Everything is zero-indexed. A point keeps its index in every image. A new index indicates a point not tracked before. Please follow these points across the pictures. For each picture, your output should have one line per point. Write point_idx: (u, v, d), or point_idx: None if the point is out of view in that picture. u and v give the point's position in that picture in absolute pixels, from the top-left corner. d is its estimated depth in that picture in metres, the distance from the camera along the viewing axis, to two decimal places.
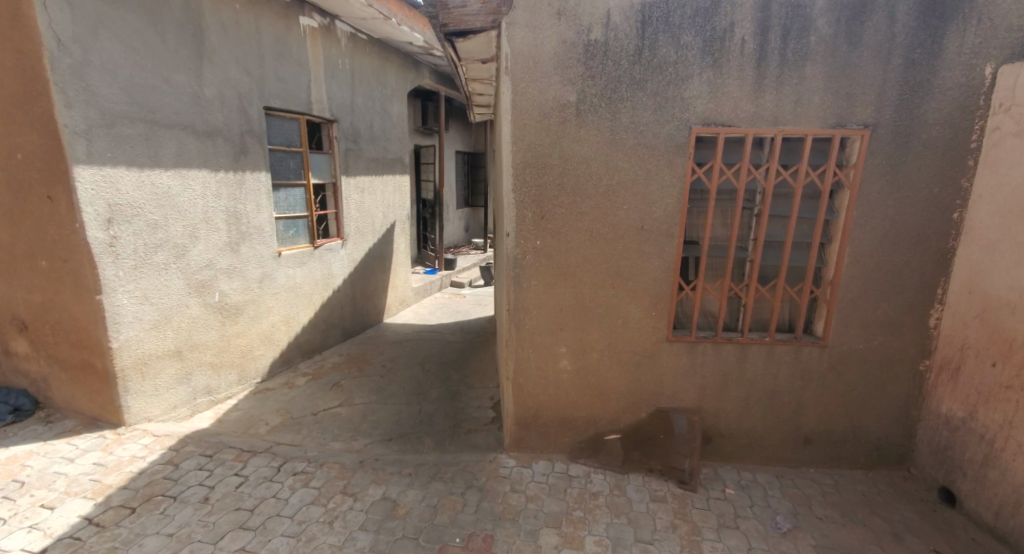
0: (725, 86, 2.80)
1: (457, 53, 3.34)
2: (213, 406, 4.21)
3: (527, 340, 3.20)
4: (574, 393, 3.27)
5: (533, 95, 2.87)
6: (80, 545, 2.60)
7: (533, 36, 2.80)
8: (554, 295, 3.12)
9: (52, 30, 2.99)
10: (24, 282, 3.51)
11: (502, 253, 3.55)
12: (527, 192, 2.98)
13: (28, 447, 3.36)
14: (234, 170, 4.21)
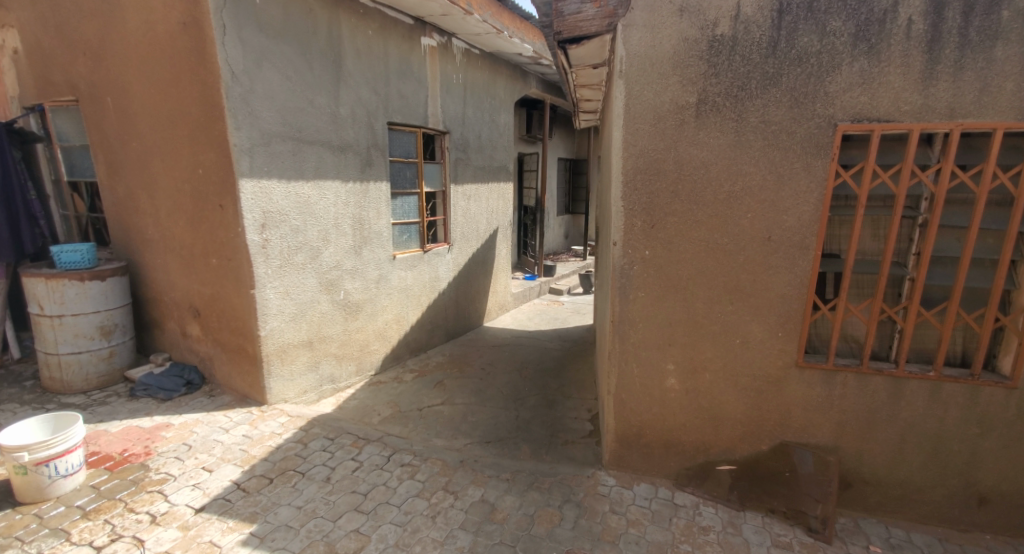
0: (885, 76, 2.50)
1: (569, 60, 3.34)
2: (335, 393, 4.62)
3: (631, 353, 3.09)
4: (681, 415, 3.09)
5: (649, 99, 2.78)
6: (230, 507, 2.97)
7: (650, 37, 2.71)
8: (663, 308, 2.98)
9: (228, 63, 3.51)
10: (198, 275, 4.14)
11: (607, 262, 3.46)
12: (638, 200, 2.89)
13: (197, 416, 3.93)
14: (362, 181, 4.61)
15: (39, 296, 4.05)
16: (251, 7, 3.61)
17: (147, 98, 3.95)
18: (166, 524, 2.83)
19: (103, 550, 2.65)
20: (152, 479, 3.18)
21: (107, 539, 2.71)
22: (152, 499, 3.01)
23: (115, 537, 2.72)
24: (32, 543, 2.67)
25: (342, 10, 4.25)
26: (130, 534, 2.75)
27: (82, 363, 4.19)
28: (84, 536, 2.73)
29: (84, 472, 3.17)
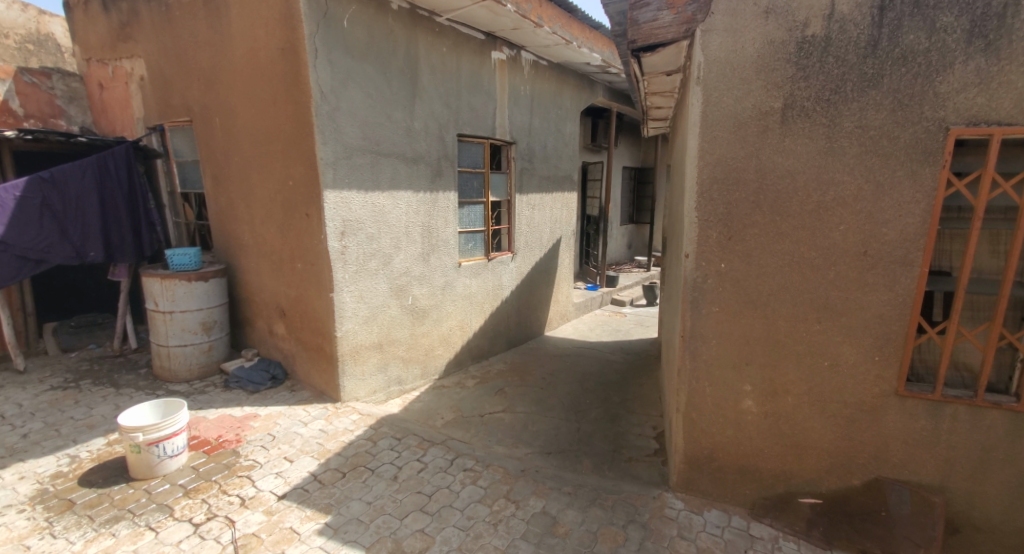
0: (1005, 75, 2.25)
1: (642, 68, 3.29)
2: (401, 394, 4.78)
3: (703, 371, 2.95)
4: (759, 440, 2.91)
5: (729, 105, 2.67)
6: (308, 496, 3.15)
7: (732, 41, 2.61)
8: (740, 325, 2.83)
9: (318, 83, 3.77)
10: (285, 278, 4.46)
11: (678, 274, 3.35)
12: (714, 211, 2.78)
13: (280, 409, 4.21)
14: (432, 191, 4.78)
15: (154, 294, 4.53)
16: (340, 30, 3.87)
17: (248, 116, 4.33)
18: (253, 507, 3.04)
19: (200, 527, 2.89)
20: (242, 464, 3.45)
21: (203, 517, 2.96)
22: (241, 484, 3.25)
23: (211, 516, 2.97)
24: (142, 515, 2.97)
25: (420, 29, 4.45)
26: (222, 514, 2.98)
27: (187, 354, 4.63)
28: (184, 513, 3.00)
29: (186, 454, 3.49)
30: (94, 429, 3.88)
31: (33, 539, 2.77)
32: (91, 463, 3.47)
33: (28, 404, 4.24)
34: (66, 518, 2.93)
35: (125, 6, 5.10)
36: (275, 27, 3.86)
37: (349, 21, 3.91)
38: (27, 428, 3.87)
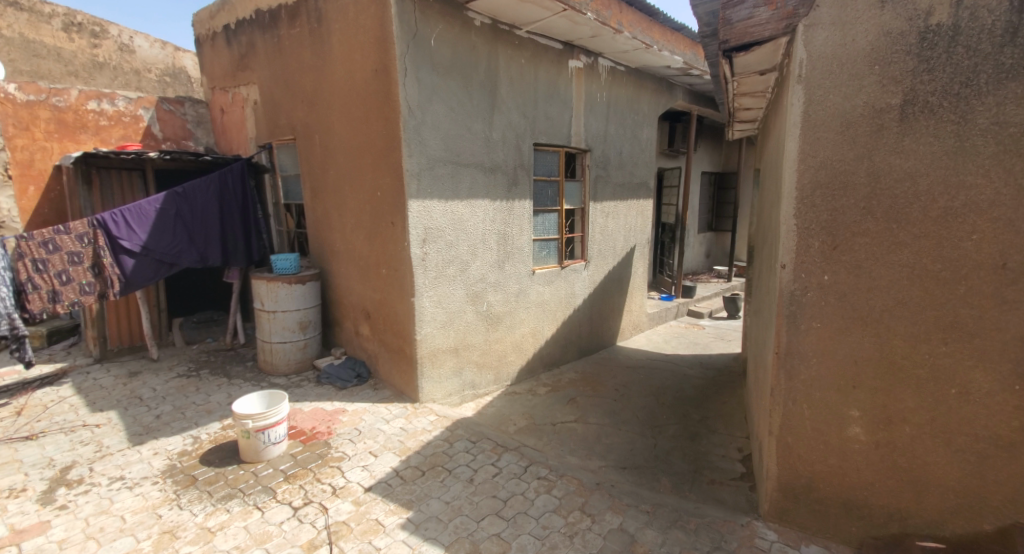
0: None
1: (733, 69, 3.13)
2: (474, 398, 4.87)
3: (801, 392, 2.74)
4: (868, 471, 2.64)
5: (836, 104, 2.48)
6: (391, 490, 3.30)
7: (840, 35, 2.42)
8: (846, 344, 2.59)
9: (405, 99, 3.98)
10: (371, 283, 4.72)
11: (772, 286, 3.13)
12: (816, 218, 2.58)
13: (365, 405, 4.46)
14: (508, 199, 4.85)
15: (260, 294, 4.98)
16: (427, 49, 4.06)
17: (343, 132, 4.66)
18: (343, 497, 3.24)
19: (298, 510, 3.12)
20: (333, 455, 3.69)
21: (301, 501, 3.20)
22: (333, 473, 3.48)
23: (307, 501, 3.20)
24: (250, 495, 3.26)
25: (502, 42, 4.56)
26: (317, 500, 3.20)
27: (287, 350, 5.04)
28: (284, 496, 3.25)
29: (286, 442, 3.80)
30: (211, 414, 4.33)
31: (164, 509, 3.14)
32: (209, 444, 3.87)
33: (160, 389, 4.82)
34: (189, 492, 3.29)
35: (244, 39, 5.71)
36: (369, 49, 4.13)
37: (436, 39, 4.10)
38: (159, 410, 4.40)
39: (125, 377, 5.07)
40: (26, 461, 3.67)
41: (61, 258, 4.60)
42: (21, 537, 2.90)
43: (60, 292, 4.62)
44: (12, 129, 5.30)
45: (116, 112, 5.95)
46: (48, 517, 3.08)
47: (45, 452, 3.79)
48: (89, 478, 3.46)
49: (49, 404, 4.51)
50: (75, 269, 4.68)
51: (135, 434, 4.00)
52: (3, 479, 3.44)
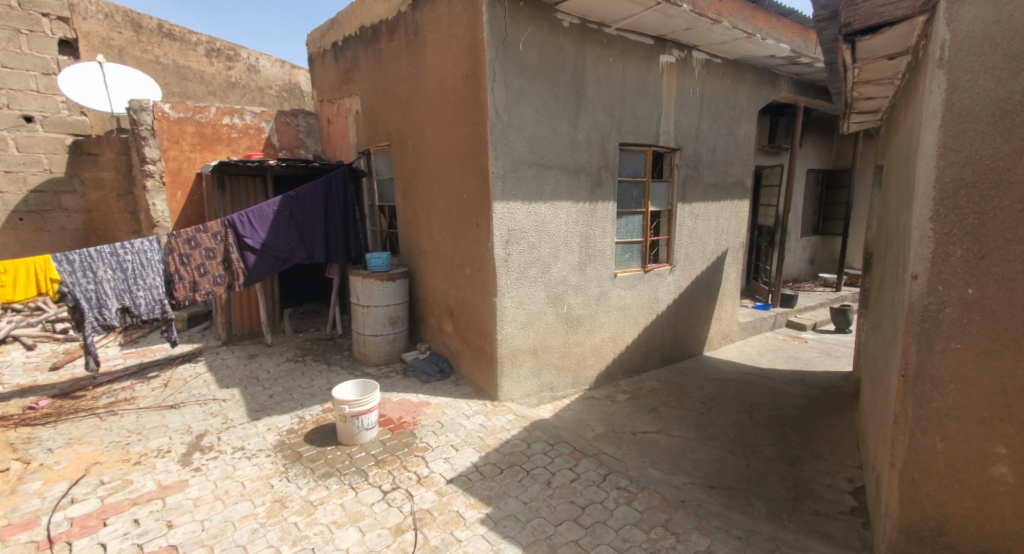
0: None
1: (854, 55, 2.83)
2: (552, 400, 4.86)
3: (932, 421, 2.42)
4: (1017, 517, 2.28)
5: (987, 91, 2.18)
6: (470, 484, 3.39)
7: (993, 11, 2.12)
8: (992, 367, 2.27)
9: (493, 103, 4.07)
10: (456, 282, 4.88)
11: (896, 298, 2.81)
12: (958, 222, 2.28)
13: (448, 400, 4.61)
14: (591, 201, 4.78)
15: (356, 289, 5.33)
16: (516, 53, 4.13)
17: (434, 136, 4.86)
18: (427, 486, 3.38)
19: (387, 494, 3.30)
20: (418, 445, 3.86)
21: (389, 486, 3.38)
22: (418, 462, 3.64)
23: (395, 487, 3.37)
24: (346, 475, 3.50)
25: (590, 42, 4.52)
26: (403, 487, 3.36)
27: (378, 342, 5.36)
28: (375, 479, 3.46)
29: (377, 428, 4.04)
30: (314, 398, 4.71)
31: (275, 479, 3.47)
32: (312, 424, 4.21)
33: (272, 371, 5.33)
34: (295, 467, 3.61)
35: (349, 53, 6.15)
36: (461, 56, 4.27)
37: (525, 43, 4.15)
38: (271, 390, 4.87)
39: (245, 358, 5.67)
40: (170, 426, 4.22)
41: (200, 253, 5.24)
42: (166, 492, 3.34)
43: (199, 282, 5.26)
44: (166, 142, 6.12)
45: (245, 125, 6.69)
46: (186, 477, 3.52)
47: (183, 419, 4.33)
48: (217, 445, 3.91)
49: (188, 378, 5.16)
50: (211, 262, 5.31)
51: (253, 410, 4.47)
52: (153, 441, 3.99)
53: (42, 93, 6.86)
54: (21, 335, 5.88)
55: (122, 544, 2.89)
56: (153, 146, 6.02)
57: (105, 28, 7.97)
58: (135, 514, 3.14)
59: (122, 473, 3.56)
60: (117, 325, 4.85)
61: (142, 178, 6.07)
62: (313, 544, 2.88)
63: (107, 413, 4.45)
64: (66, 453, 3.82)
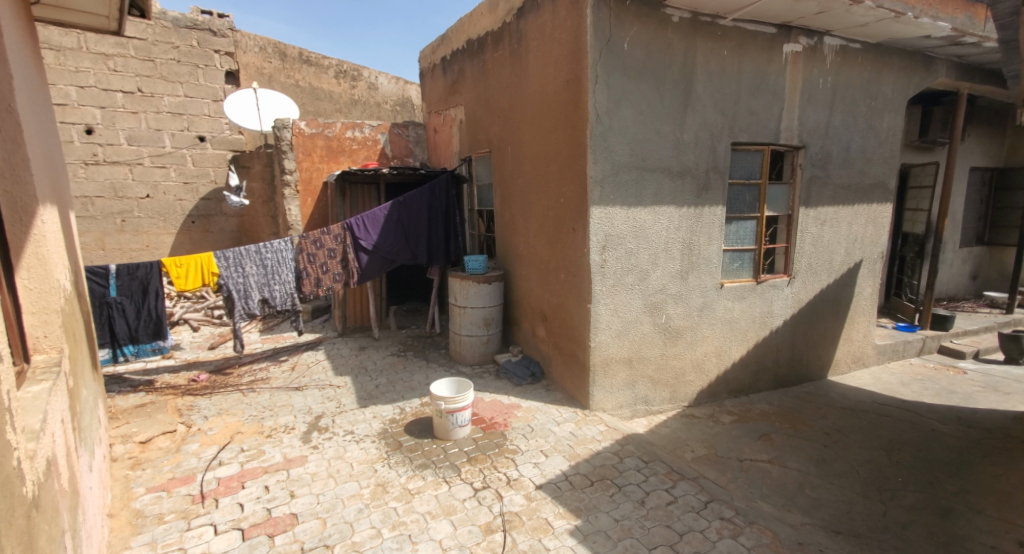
0: None
1: None
2: (646, 415, 4.65)
3: None
4: None
5: None
6: (559, 493, 3.33)
7: None
8: None
9: (594, 106, 3.99)
10: (550, 287, 4.85)
11: None
12: None
13: (538, 404, 4.60)
14: (697, 205, 4.51)
15: (454, 290, 5.51)
16: (620, 53, 4.02)
17: (533, 141, 4.88)
18: (516, 489, 3.38)
19: (477, 492, 3.35)
20: (508, 447, 3.88)
21: (480, 484, 3.43)
22: (507, 464, 3.66)
23: (485, 486, 3.41)
24: (440, 468, 3.62)
25: (701, 36, 4.27)
26: (493, 487, 3.40)
27: (473, 343, 5.50)
28: (466, 476, 3.53)
29: (470, 427, 4.13)
30: (414, 391, 4.94)
31: (378, 465, 3.68)
32: (411, 417, 4.41)
33: (378, 362, 5.70)
34: (396, 455, 3.80)
35: (456, 66, 6.41)
36: (563, 60, 4.25)
37: (629, 43, 4.03)
38: (377, 381, 5.20)
39: (356, 350, 6.12)
40: (296, 406, 4.65)
41: (324, 253, 5.77)
42: (290, 465, 3.69)
43: (322, 279, 5.80)
44: (300, 155, 6.82)
45: (364, 138, 7.23)
46: (306, 453, 3.86)
47: (306, 401, 4.76)
48: (332, 427, 4.24)
49: (310, 364, 5.69)
50: (331, 262, 5.82)
51: (362, 398, 4.79)
52: (282, 417, 4.43)
53: (212, 117, 7.93)
54: (189, 318, 6.84)
55: (255, 506, 3.23)
56: (292, 159, 6.69)
57: (259, 59, 8.82)
58: (266, 481, 3.50)
59: (257, 443, 4.00)
60: (259, 314, 5.58)
61: (281, 187, 6.79)
62: (410, 531, 3.01)
63: (247, 389, 5.04)
64: (217, 421, 4.38)
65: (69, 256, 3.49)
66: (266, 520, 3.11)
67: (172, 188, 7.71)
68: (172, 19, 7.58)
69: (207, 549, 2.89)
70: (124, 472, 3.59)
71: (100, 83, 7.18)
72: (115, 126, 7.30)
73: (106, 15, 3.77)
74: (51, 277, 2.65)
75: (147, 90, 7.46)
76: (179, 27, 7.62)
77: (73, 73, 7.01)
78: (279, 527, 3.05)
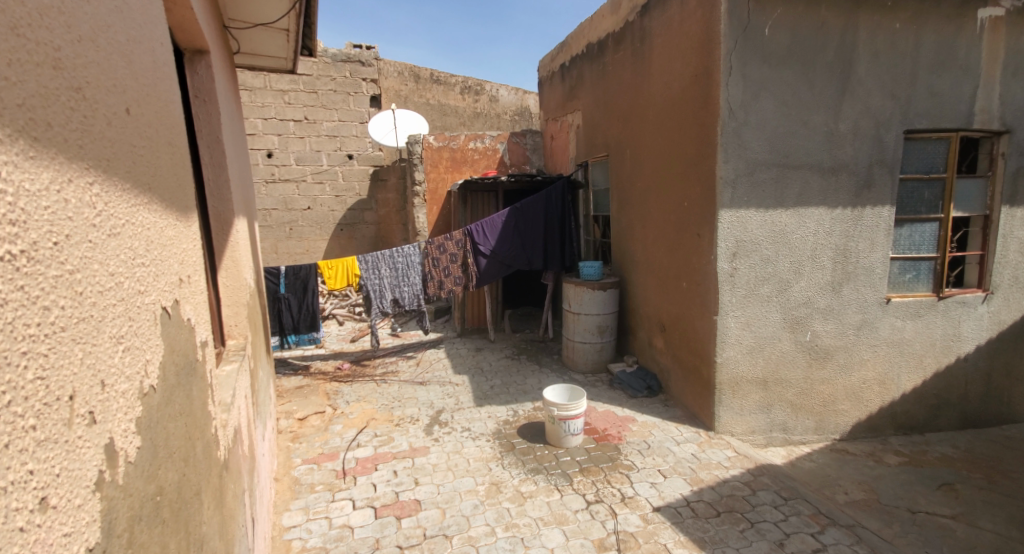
0: None
1: None
2: (785, 445, 4.18)
3: None
4: None
5: None
6: (680, 520, 3.11)
7: None
8: None
9: (727, 101, 3.71)
10: (670, 295, 4.59)
11: None
12: None
13: (655, 420, 4.36)
14: (854, 207, 3.95)
15: (568, 296, 5.47)
16: (761, 39, 3.68)
17: (654, 142, 4.67)
18: (632, 508, 3.22)
19: (591, 505, 3.25)
20: (623, 462, 3.73)
21: (593, 497, 3.33)
22: (622, 480, 3.51)
23: (598, 499, 3.31)
24: (552, 475, 3.59)
25: (864, 10, 3.75)
26: (607, 502, 3.28)
27: (586, 350, 5.41)
28: (579, 486, 3.45)
29: (582, 436, 4.05)
30: (527, 395, 4.98)
31: (493, 464, 3.75)
32: (524, 419, 4.45)
33: (494, 364, 5.86)
34: (510, 456, 3.86)
35: (575, 71, 6.38)
36: (692, 53, 4.00)
37: (772, 27, 3.67)
38: (492, 382, 5.33)
39: (473, 350, 6.34)
40: (420, 399, 4.94)
41: (446, 257, 6.12)
42: (415, 453, 3.92)
43: (444, 282, 6.16)
44: (429, 167, 7.30)
45: (485, 148, 7.50)
46: (428, 444, 4.08)
47: (429, 395, 5.04)
48: (451, 422, 4.43)
49: (432, 361, 6.03)
50: (453, 265, 6.13)
51: (479, 397, 4.95)
52: (409, 409, 4.73)
53: (359, 137, 8.78)
54: (336, 313, 7.61)
55: (386, 488, 3.48)
56: (421, 170, 7.20)
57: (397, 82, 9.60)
58: (394, 466, 3.75)
59: (388, 430, 4.32)
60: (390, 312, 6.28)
61: (412, 197, 7.32)
62: (523, 534, 3.01)
63: (381, 380, 5.48)
64: (357, 406, 4.82)
65: (253, 260, 4.05)
66: (395, 502, 3.33)
67: (326, 200, 8.69)
68: (331, 54, 8.59)
69: (346, 521, 3.16)
70: (286, 443, 4.10)
71: (278, 114, 8.36)
72: (288, 150, 8.42)
73: (286, 57, 4.28)
74: (242, 276, 3.10)
75: (311, 118, 8.51)
76: (336, 61, 8.58)
77: (261, 108, 8.25)
78: (405, 510, 3.24)
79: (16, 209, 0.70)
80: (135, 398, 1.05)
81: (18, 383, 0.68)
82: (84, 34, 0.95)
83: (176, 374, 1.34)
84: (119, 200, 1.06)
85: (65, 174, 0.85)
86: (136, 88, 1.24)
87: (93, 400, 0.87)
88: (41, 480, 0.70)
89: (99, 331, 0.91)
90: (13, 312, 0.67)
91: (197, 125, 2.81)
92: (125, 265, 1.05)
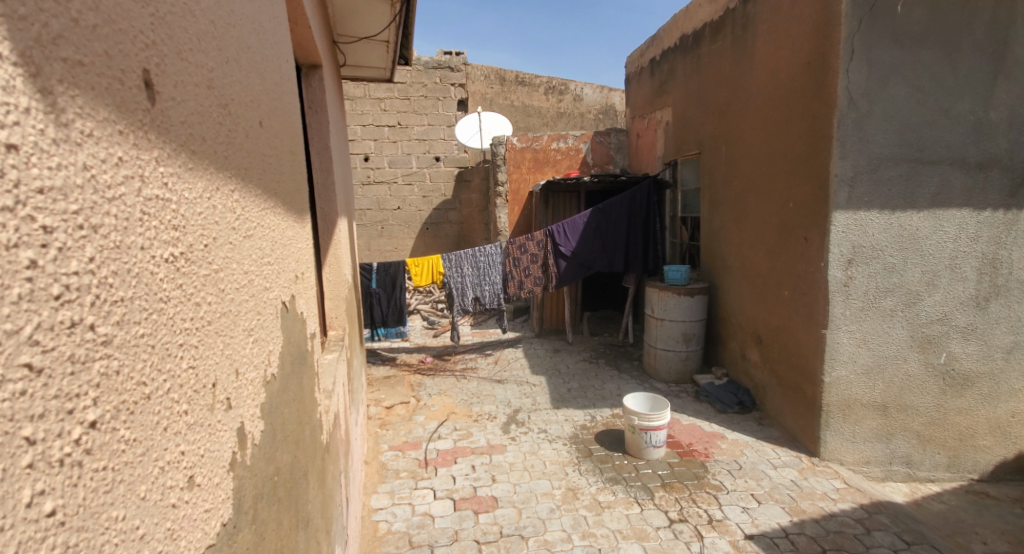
0: None
1: None
2: (908, 482, 3.68)
3: None
4: None
5: None
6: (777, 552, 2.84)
7: None
8: None
9: (848, 90, 3.32)
10: (769, 304, 4.23)
11: None
12: None
13: (748, 439, 4.04)
14: (1007, 210, 3.42)
15: (652, 301, 5.24)
16: (891, 18, 3.27)
17: (755, 138, 4.33)
18: (720, 532, 3.00)
19: (674, 524, 3.06)
20: (709, 481, 3.48)
21: (677, 516, 3.14)
22: (709, 501, 3.27)
23: (683, 518, 3.11)
24: (632, 487, 3.43)
25: None
26: (692, 522, 3.08)
27: (670, 358, 5.14)
28: (661, 502, 3.27)
29: (665, 449, 3.84)
30: (606, 401, 4.82)
31: (570, 469, 3.67)
32: (602, 426, 4.31)
33: (573, 367, 5.75)
34: (587, 462, 3.75)
35: (666, 66, 6.11)
36: (805, 39, 3.65)
37: (906, 4, 3.25)
38: (571, 384, 5.24)
39: (552, 352, 6.28)
40: (498, 397, 4.97)
41: (527, 257, 6.12)
42: (493, 450, 3.94)
43: (524, 281, 6.16)
44: (512, 168, 7.34)
45: (568, 148, 7.41)
46: (505, 442, 4.08)
47: (507, 394, 5.06)
48: (528, 422, 4.41)
49: (511, 360, 6.06)
50: (534, 266, 6.12)
51: (556, 399, 4.87)
52: (487, 406, 4.77)
53: (446, 139, 9.04)
54: (420, 309, 7.90)
55: (464, 482, 3.52)
56: (504, 171, 7.24)
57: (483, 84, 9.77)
58: (473, 462, 3.79)
59: (467, 425, 4.38)
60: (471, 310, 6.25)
61: (494, 197, 7.40)
62: (600, 545, 2.90)
63: (461, 376, 5.58)
64: (438, 399, 4.94)
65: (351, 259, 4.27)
66: (473, 497, 3.35)
67: (414, 200, 9.06)
68: (423, 63, 8.92)
69: (428, 510, 3.23)
70: (375, 430, 4.29)
71: (374, 120, 8.81)
72: (382, 154, 8.85)
73: (385, 67, 4.47)
74: (342, 272, 3.26)
75: (403, 123, 8.89)
76: (428, 68, 8.95)
77: (359, 115, 8.74)
78: (482, 506, 3.26)
79: (178, 216, 0.74)
80: (261, 386, 1.09)
81: (176, 372, 0.70)
82: (231, 54, 1.00)
83: (292, 363, 1.42)
84: (253, 204, 1.12)
85: (216, 184, 0.89)
86: (268, 100, 1.31)
87: (229, 387, 0.90)
88: (190, 460, 0.72)
89: (236, 325, 0.94)
90: (174, 308, 0.71)
91: (311, 136, 3.00)
92: (256, 264, 1.10)
